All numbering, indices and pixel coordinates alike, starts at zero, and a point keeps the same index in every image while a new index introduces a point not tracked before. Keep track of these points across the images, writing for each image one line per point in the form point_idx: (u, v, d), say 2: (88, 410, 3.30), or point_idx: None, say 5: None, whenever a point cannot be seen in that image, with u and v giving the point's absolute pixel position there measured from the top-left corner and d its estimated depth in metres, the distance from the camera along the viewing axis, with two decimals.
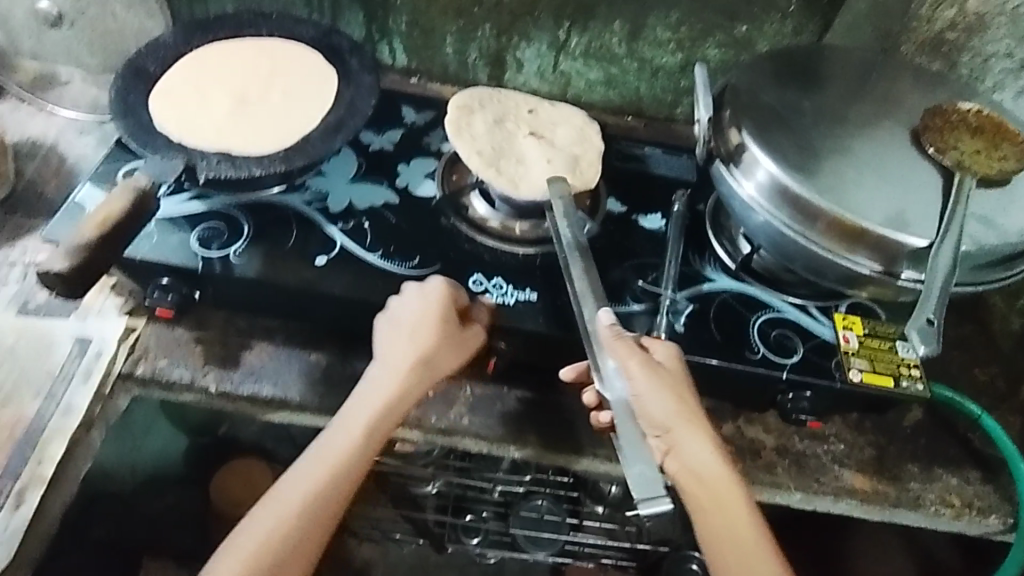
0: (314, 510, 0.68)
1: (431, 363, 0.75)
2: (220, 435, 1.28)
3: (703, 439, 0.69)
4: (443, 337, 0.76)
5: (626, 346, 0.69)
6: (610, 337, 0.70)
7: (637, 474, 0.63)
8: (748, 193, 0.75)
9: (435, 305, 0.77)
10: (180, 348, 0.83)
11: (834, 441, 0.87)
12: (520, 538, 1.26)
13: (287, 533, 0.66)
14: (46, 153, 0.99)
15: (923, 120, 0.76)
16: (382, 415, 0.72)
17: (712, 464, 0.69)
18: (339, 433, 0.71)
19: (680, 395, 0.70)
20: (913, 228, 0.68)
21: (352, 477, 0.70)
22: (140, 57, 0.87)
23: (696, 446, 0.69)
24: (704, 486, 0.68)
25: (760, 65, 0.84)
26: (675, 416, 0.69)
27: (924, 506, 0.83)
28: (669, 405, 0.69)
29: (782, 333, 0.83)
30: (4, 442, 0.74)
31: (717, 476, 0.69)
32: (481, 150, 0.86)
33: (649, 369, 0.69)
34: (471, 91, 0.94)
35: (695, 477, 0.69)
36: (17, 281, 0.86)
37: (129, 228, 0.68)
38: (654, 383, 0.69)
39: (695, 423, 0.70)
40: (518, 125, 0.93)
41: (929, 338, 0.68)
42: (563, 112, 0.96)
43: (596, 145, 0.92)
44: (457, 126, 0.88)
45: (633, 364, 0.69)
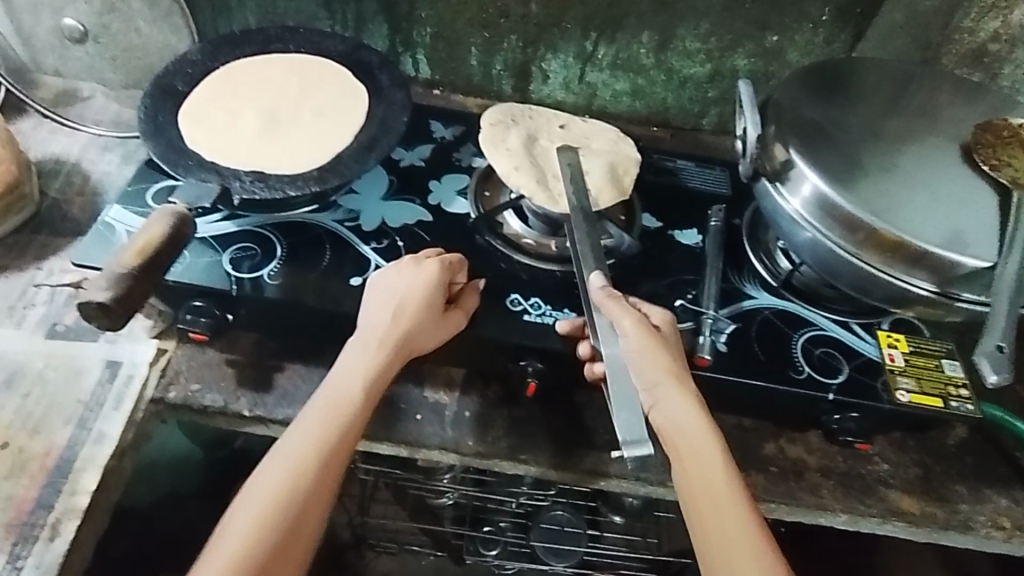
0: (307, 474, 0.65)
1: (422, 342, 0.74)
2: (235, 448, 1.20)
3: (688, 395, 0.67)
4: (432, 315, 0.74)
5: (619, 303, 0.70)
6: (603, 296, 0.71)
7: (624, 419, 0.66)
8: (796, 210, 0.74)
9: (430, 280, 0.76)
10: (213, 372, 0.81)
11: (878, 461, 0.85)
12: (539, 551, 1.21)
13: (286, 498, 0.64)
14: (69, 171, 0.97)
15: (975, 136, 0.75)
16: (376, 379, 0.71)
17: (693, 421, 0.66)
18: (335, 397, 0.70)
19: (670, 352, 0.69)
20: (971, 249, 0.67)
21: (339, 442, 0.68)
22: (169, 75, 0.86)
23: (680, 399, 0.66)
24: (686, 440, 0.65)
25: (801, 79, 0.82)
26: (664, 370, 0.67)
27: (974, 528, 0.81)
28: (659, 359, 0.67)
29: (826, 352, 0.82)
30: (36, 474, 0.71)
31: (699, 431, 0.65)
32: (519, 165, 0.84)
33: (640, 325, 0.69)
34: (503, 108, 0.93)
35: (677, 431, 0.66)
36: (45, 302, 0.84)
37: (167, 256, 0.70)
38: (643, 338, 0.68)
39: (683, 379, 0.68)
40: (552, 139, 0.91)
41: (1000, 364, 0.68)
42: (593, 126, 0.96)
43: (632, 157, 0.91)
44: (493, 143, 0.87)
45: (624, 319, 0.69)
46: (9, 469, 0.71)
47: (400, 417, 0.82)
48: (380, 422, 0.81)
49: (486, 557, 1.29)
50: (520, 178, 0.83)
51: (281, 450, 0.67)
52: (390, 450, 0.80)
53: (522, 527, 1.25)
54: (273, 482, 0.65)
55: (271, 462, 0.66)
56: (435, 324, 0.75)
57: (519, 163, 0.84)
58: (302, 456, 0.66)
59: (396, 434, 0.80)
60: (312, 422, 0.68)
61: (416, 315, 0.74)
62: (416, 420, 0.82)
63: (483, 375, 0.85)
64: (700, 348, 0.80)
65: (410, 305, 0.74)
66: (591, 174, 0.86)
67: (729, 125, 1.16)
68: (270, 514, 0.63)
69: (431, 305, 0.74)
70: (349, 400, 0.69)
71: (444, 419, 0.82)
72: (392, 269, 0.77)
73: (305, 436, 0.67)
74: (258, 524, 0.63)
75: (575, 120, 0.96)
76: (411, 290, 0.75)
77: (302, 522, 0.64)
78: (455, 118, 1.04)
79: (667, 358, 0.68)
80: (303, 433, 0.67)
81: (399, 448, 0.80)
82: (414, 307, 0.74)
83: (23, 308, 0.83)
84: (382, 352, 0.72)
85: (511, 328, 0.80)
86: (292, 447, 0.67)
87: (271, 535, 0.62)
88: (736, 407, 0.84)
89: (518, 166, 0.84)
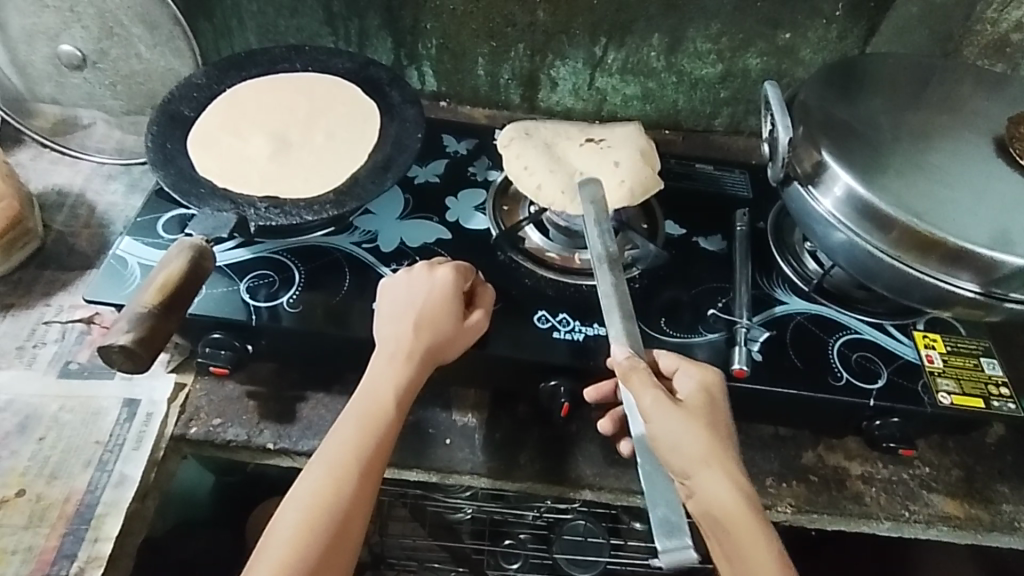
0: (350, 477, 0.63)
1: (445, 347, 0.72)
2: (249, 474, 1.19)
3: (720, 481, 0.59)
4: (453, 320, 0.72)
5: (640, 379, 0.63)
6: (625, 370, 0.64)
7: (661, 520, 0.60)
8: (829, 212, 0.72)
9: (445, 286, 0.74)
10: (234, 405, 0.78)
11: (919, 464, 0.82)
12: (561, 562, 1.15)
13: (330, 505, 0.62)
14: (73, 203, 0.95)
15: (1009, 130, 0.72)
16: (405, 387, 0.69)
17: (731, 509, 0.58)
18: (366, 407, 0.67)
19: (699, 428, 0.61)
20: (1018, 248, 0.65)
21: (374, 451, 0.65)
22: (174, 101, 0.84)
23: (712, 487, 0.59)
24: (723, 535, 0.58)
25: (822, 77, 0.80)
26: (692, 457, 0.60)
27: (1020, 528, 0.78)
28: (687, 442, 0.60)
29: (862, 356, 0.80)
30: (57, 522, 0.68)
31: (739, 523, 0.57)
32: (541, 184, 0.82)
33: (661, 403, 0.61)
34: (518, 125, 0.91)
35: (715, 524, 0.58)
36: (56, 341, 0.81)
37: (188, 293, 0.67)
38: (663, 419, 0.61)
39: (716, 460, 0.59)
40: (570, 144, 0.88)
41: None
42: (613, 123, 0.93)
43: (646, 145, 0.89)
44: (511, 169, 0.85)
45: (645, 398, 0.62)
46: (27, 519, 0.68)
47: (429, 442, 0.79)
48: (408, 449, 0.79)
49: (507, 571, 1.23)
50: (544, 197, 0.81)
51: (316, 461, 0.65)
52: (419, 476, 0.78)
53: (543, 538, 1.22)
54: (315, 490, 0.62)
55: (307, 472, 0.64)
56: (457, 329, 0.72)
57: (539, 182, 0.82)
58: (340, 466, 0.64)
59: (426, 461, 0.78)
60: (350, 430, 0.66)
61: (435, 320, 0.72)
62: (445, 444, 0.79)
63: (511, 394, 0.83)
64: (736, 360, 0.77)
65: (426, 318, 0.72)
66: (619, 171, 0.83)
67: (742, 125, 1.14)
68: (314, 525, 0.61)
69: (451, 312, 0.73)
70: (382, 408, 0.67)
71: (474, 443, 0.80)
72: (403, 277, 0.76)
73: (344, 441, 0.65)
74: (298, 539, 0.60)
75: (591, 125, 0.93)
76: (429, 298, 0.74)
77: (348, 529, 0.62)
78: (466, 132, 1.02)
79: (696, 440, 0.60)
80: (342, 437, 0.66)
81: (429, 474, 0.78)
82: (435, 317, 0.72)
83: (33, 347, 0.80)
84: (407, 360, 0.70)
85: (541, 346, 0.77)
86: (330, 459, 0.64)
87: (319, 543, 0.60)
88: (774, 416, 0.82)
89: (540, 184, 0.82)
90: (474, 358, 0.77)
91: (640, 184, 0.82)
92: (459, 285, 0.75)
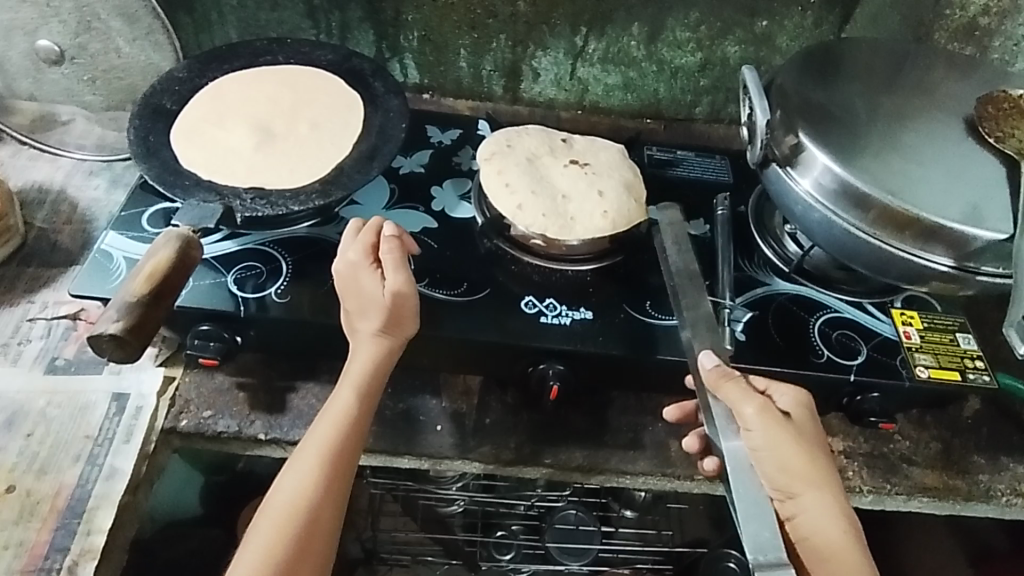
0: (322, 471, 0.64)
1: (393, 338, 0.71)
2: (239, 471, 1.18)
3: (828, 507, 0.64)
4: (374, 294, 0.71)
5: (735, 388, 0.65)
6: (716, 378, 0.66)
7: (752, 536, 0.57)
8: (807, 191, 0.74)
9: (359, 262, 0.72)
10: (224, 397, 0.78)
11: (899, 439, 0.84)
12: (553, 552, 1.16)
13: (305, 503, 0.63)
14: (55, 200, 0.94)
15: (977, 109, 0.75)
16: (365, 386, 0.68)
17: (833, 530, 0.63)
18: (329, 412, 0.68)
19: (809, 453, 0.65)
20: (989, 222, 0.67)
21: (344, 443, 0.66)
22: (156, 94, 0.84)
23: (817, 512, 0.64)
24: (825, 558, 0.62)
25: (798, 62, 0.82)
26: (799, 478, 0.64)
27: (996, 497, 0.81)
28: (798, 464, 0.64)
29: (843, 334, 0.82)
30: (48, 516, 0.68)
31: (843, 550, 0.62)
32: (522, 203, 0.83)
33: (766, 416, 0.64)
34: (499, 133, 0.92)
35: (817, 548, 0.63)
36: (41, 337, 0.80)
37: (176, 283, 0.67)
38: (772, 437, 0.64)
39: (823, 484, 0.64)
40: (555, 159, 0.89)
41: None
42: (598, 144, 0.94)
43: (634, 170, 0.91)
44: (491, 184, 0.85)
45: (747, 408, 0.64)
46: (18, 514, 0.68)
47: (419, 429, 0.80)
48: (399, 436, 0.79)
49: (501, 562, 1.24)
50: (524, 217, 0.82)
51: (296, 459, 0.66)
52: (410, 463, 0.79)
53: (534, 529, 1.22)
54: (288, 494, 0.63)
55: (284, 473, 0.65)
56: (386, 305, 0.70)
57: (520, 200, 0.83)
58: (307, 470, 0.64)
59: (417, 447, 0.79)
60: (318, 435, 0.66)
61: (361, 300, 0.71)
62: (437, 431, 0.80)
63: (501, 380, 0.84)
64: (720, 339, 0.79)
65: (352, 297, 0.72)
66: (606, 196, 0.85)
67: (722, 114, 1.16)
68: (285, 528, 0.62)
69: (371, 286, 0.71)
70: (343, 411, 0.67)
71: (465, 428, 0.81)
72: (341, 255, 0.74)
73: (312, 442, 0.66)
74: (273, 544, 0.61)
75: (576, 142, 0.94)
76: (358, 278, 0.72)
77: (317, 528, 0.63)
78: (450, 122, 1.02)
79: (807, 464, 0.64)
80: (314, 438, 0.66)
81: (420, 461, 0.79)
82: (360, 294, 0.71)
83: (18, 344, 0.80)
84: (363, 356, 0.69)
85: (529, 330, 0.78)
86: (303, 463, 0.65)
87: (292, 542, 0.61)
88: None
89: (520, 203, 0.83)
90: (464, 344, 0.78)
91: (627, 214, 0.84)
92: (372, 257, 0.73)
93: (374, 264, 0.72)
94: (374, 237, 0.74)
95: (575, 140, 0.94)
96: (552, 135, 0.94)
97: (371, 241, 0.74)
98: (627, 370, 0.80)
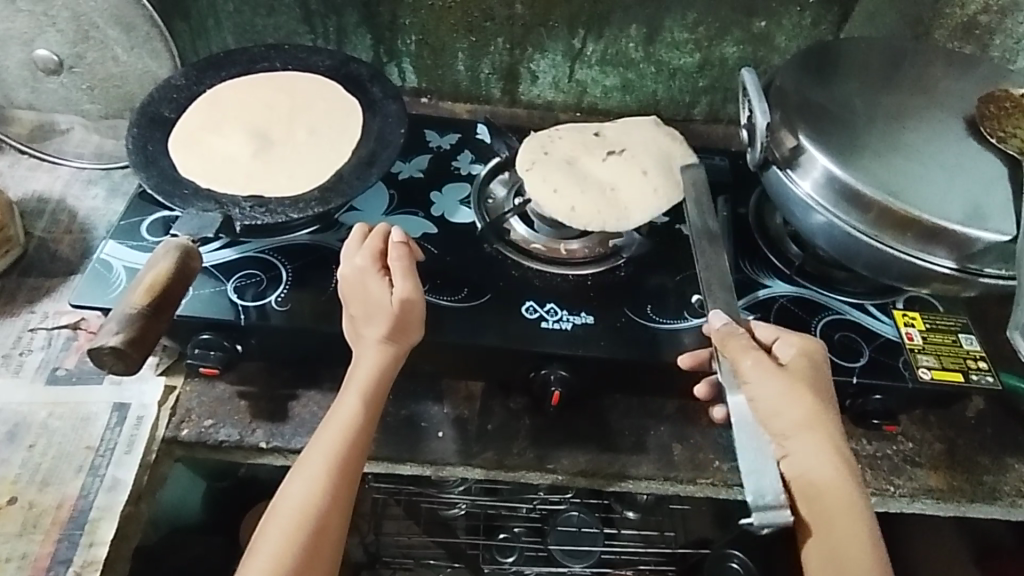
0: (327, 478, 0.64)
1: (398, 346, 0.70)
2: (241, 476, 1.18)
3: (821, 447, 0.64)
4: (381, 301, 0.70)
5: (740, 345, 0.67)
6: (722, 335, 0.68)
7: (756, 479, 0.63)
8: (807, 193, 0.73)
9: (365, 267, 0.72)
10: (225, 406, 0.78)
11: (903, 440, 0.84)
12: (557, 554, 1.17)
13: (311, 511, 0.63)
14: (54, 209, 0.94)
15: (979, 108, 0.75)
16: (372, 392, 0.68)
17: (824, 472, 0.64)
18: (335, 418, 0.67)
19: (806, 397, 0.66)
20: (991, 223, 0.67)
21: (349, 452, 0.66)
22: (153, 102, 0.84)
23: (809, 453, 0.64)
24: (819, 496, 0.64)
25: (797, 62, 0.82)
26: (797, 423, 0.65)
27: (1000, 498, 0.81)
28: (793, 408, 0.65)
29: (845, 335, 0.82)
30: (51, 528, 0.68)
31: (835, 488, 0.63)
32: (575, 203, 0.84)
33: (765, 367, 0.66)
34: (529, 139, 0.92)
35: (808, 486, 0.64)
36: (42, 348, 0.80)
37: (178, 293, 0.67)
38: (770, 385, 0.65)
39: (822, 432, 0.65)
40: (592, 154, 0.90)
41: None
42: (626, 126, 0.95)
43: (668, 145, 0.92)
44: (539, 189, 0.85)
45: (747, 361, 0.66)
46: (21, 526, 0.68)
47: (421, 436, 0.80)
48: (401, 443, 0.79)
49: (503, 565, 1.23)
50: (582, 215, 0.83)
51: (302, 465, 0.66)
52: (413, 470, 0.79)
53: (537, 531, 1.22)
54: (294, 502, 0.63)
55: (290, 481, 0.65)
56: (393, 313, 0.69)
57: (570, 202, 0.84)
58: (313, 478, 0.64)
59: (419, 454, 0.79)
60: (324, 441, 0.66)
61: (367, 305, 0.71)
62: (439, 437, 0.80)
63: (503, 386, 0.84)
64: None
65: (357, 302, 0.71)
66: (651, 177, 0.87)
67: (721, 113, 1.16)
68: (293, 535, 0.62)
69: (378, 293, 0.71)
70: (349, 416, 0.67)
71: (467, 434, 0.81)
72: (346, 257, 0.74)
73: (318, 449, 0.66)
74: (282, 550, 0.61)
75: (605, 130, 0.94)
76: (364, 279, 0.72)
77: (323, 537, 0.63)
78: (448, 126, 1.02)
79: (802, 407, 0.65)
80: (320, 444, 0.66)
81: (422, 467, 0.79)
82: (366, 300, 0.71)
83: (20, 355, 0.79)
84: (370, 358, 0.69)
85: (531, 335, 0.78)
86: (309, 469, 0.65)
87: (298, 551, 0.61)
88: None
89: (573, 204, 0.84)
90: (466, 350, 0.78)
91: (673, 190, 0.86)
92: (378, 264, 0.73)
93: (380, 270, 0.72)
94: (381, 244, 0.75)
95: (604, 129, 0.95)
96: (579, 128, 0.95)
97: (379, 248, 0.74)
98: (628, 373, 0.79)
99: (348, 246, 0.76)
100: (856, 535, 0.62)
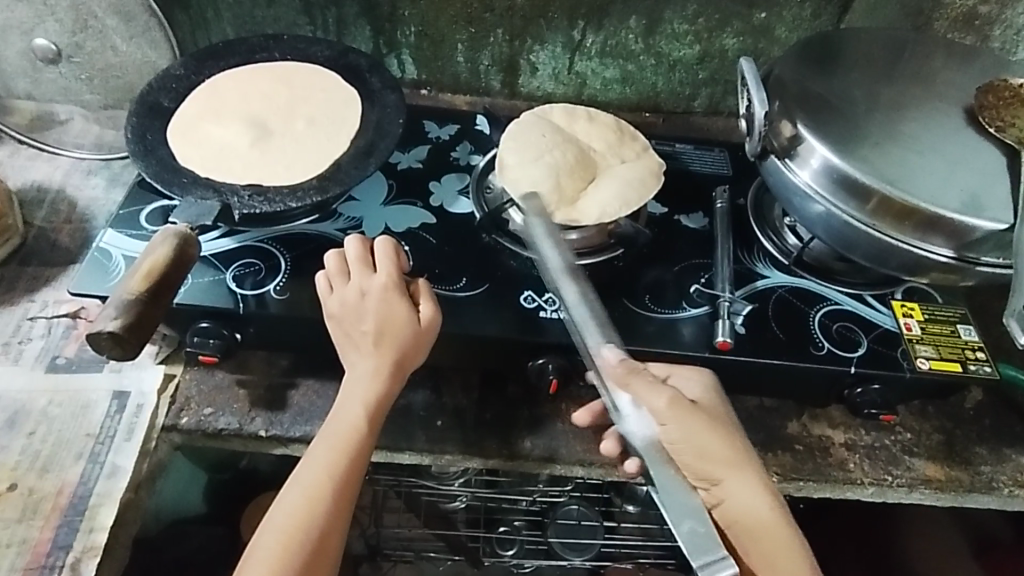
0: (326, 493, 0.63)
1: (402, 368, 0.69)
2: (241, 469, 1.18)
3: (748, 482, 0.65)
4: (405, 323, 0.69)
5: (644, 383, 0.63)
6: (624, 375, 0.63)
7: (686, 531, 0.56)
8: (804, 181, 0.73)
9: (385, 283, 0.71)
10: (224, 394, 0.78)
11: (900, 430, 0.84)
12: (556, 547, 1.17)
13: (308, 524, 0.62)
14: (54, 199, 0.94)
15: (978, 98, 0.75)
16: (376, 406, 0.68)
17: (761, 509, 0.64)
18: (337, 429, 0.67)
19: (720, 432, 0.66)
20: (988, 212, 0.67)
21: (352, 462, 0.65)
22: (153, 92, 0.84)
23: (741, 490, 0.65)
24: (756, 533, 0.64)
25: (796, 53, 0.81)
26: (722, 460, 0.65)
27: (998, 489, 0.81)
28: (713, 447, 0.65)
29: (843, 326, 0.82)
30: (51, 514, 0.69)
31: (770, 525, 0.63)
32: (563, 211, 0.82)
33: (675, 406, 0.64)
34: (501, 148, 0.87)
35: (745, 527, 0.64)
36: (42, 336, 0.81)
37: (175, 280, 0.68)
38: (685, 426, 0.64)
39: (744, 464, 0.65)
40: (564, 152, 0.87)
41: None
42: (578, 118, 0.93)
43: (618, 135, 0.92)
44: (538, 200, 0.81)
45: (658, 402, 0.63)
46: (21, 511, 0.69)
47: (419, 425, 0.80)
48: (401, 431, 0.79)
49: (502, 558, 1.24)
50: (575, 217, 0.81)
51: (300, 477, 0.64)
52: (412, 459, 0.79)
53: (537, 524, 1.23)
54: (291, 512, 0.62)
55: (287, 491, 0.64)
56: (414, 334, 0.69)
57: (594, 197, 0.83)
58: (313, 490, 0.63)
59: (417, 442, 0.79)
60: (322, 455, 0.65)
61: (384, 323, 0.69)
62: (436, 426, 0.80)
63: (501, 374, 0.84)
64: (719, 332, 0.78)
65: (374, 322, 0.69)
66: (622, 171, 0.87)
67: (721, 106, 1.15)
68: (290, 545, 0.61)
69: (400, 313, 0.70)
70: (352, 428, 0.67)
71: (465, 423, 0.81)
72: (342, 271, 0.73)
73: (317, 463, 0.65)
74: (279, 559, 0.60)
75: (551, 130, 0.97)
76: (364, 296, 0.71)
77: (321, 555, 0.62)
78: (448, 118, 1.02)
79: (720, 444, 0.65)
80: (317, 458, 0.65)
81: (421, 456, 0.79)
82: (384, 320, 0.69)
83: (19, 343, 0.80)
84: (376, 374, 0.68)
85: (529, 325, 0.78)
86: (306, 482, 0.64)
87: (297, 560, 0.61)
88: (758, 388, 0.83)
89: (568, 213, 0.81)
90: (464, 339, 0.78)
91: (647, 178, 0.86)
92: (399, 284, 0.72)
93: (402, 291, 0.72)
94: (394, 266, 0.73)
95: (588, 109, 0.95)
96: (566, 111, 0.94)
97: (394, 269, 0.73)
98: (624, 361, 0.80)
99: (339, 256, 0.75)
100: (796, 565, 0.62)
